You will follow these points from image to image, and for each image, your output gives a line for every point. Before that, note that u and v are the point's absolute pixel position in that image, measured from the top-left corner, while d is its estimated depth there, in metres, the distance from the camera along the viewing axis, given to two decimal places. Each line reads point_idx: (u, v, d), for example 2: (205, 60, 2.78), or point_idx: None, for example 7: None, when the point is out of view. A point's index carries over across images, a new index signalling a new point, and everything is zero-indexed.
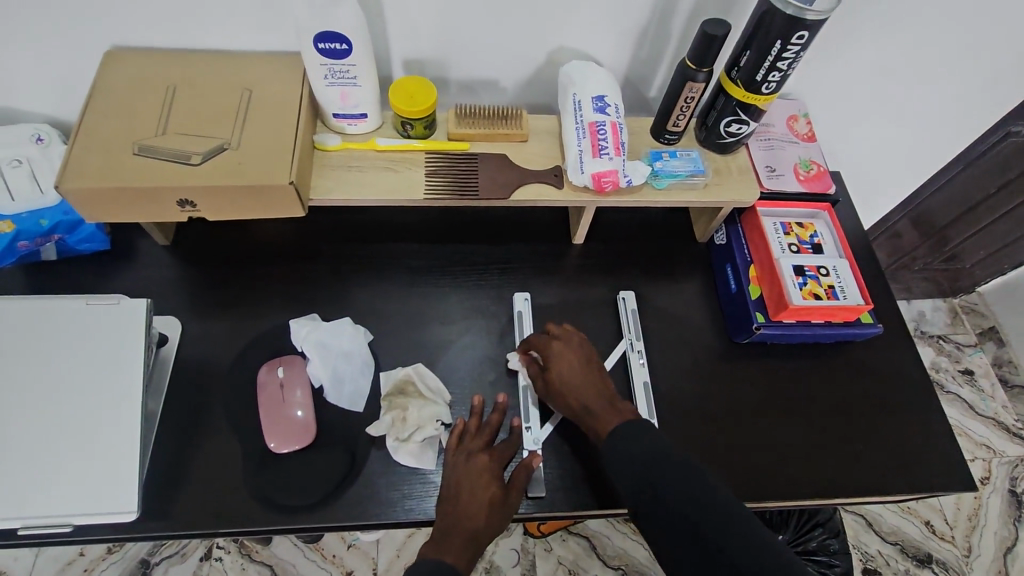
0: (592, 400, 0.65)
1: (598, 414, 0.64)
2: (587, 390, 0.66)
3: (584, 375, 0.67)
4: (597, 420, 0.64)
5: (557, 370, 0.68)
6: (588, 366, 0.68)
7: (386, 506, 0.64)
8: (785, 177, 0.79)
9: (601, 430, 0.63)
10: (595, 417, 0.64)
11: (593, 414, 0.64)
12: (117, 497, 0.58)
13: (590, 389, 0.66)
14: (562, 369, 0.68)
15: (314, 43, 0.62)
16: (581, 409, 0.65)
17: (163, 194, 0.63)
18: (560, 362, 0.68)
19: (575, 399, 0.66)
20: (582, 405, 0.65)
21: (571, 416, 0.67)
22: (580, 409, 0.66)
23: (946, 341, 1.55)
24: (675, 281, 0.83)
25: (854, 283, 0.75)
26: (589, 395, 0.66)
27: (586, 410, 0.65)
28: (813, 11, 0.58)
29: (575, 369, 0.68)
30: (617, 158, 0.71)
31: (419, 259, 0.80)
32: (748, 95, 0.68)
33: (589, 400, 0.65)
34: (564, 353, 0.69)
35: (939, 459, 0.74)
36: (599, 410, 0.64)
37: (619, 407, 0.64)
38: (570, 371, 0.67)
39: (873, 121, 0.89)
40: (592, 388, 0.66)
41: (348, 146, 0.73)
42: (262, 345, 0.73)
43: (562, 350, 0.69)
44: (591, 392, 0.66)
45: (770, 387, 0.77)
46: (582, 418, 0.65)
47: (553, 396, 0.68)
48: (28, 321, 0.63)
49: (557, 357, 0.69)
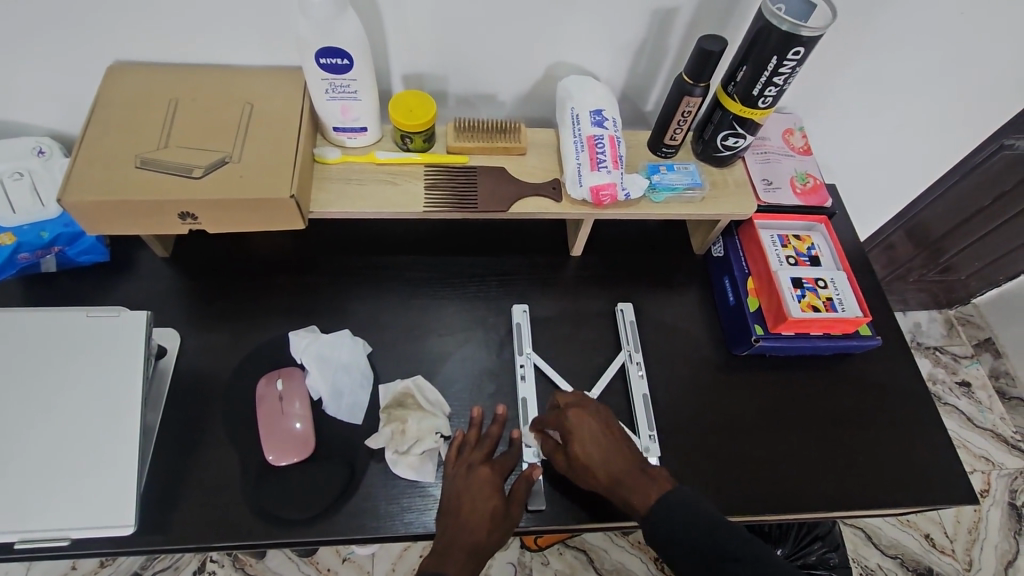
0: (621, 471, 0.62)
1: (632, 486, 0.61)
2: (614, 462, 0.62)
3: (607, 443, 0.64)
4: (632, 493, 0.60)
5: (578, 444, 0.64)
6: (609, 431, 0.65)
7: (385, 519, 0.64)
8: (782, 190, 0.80)
9: (638, 506, 0.60)
10: (630, 491, 0.60)
11: (626, 487, 0.61)
12: (115, 511, 0.58)
13: (617, 458, 0.63)
14: (584, 443, 0.64)
15: (316, 58, 0.63)
16: (612, 480, 0.62)
17: (165, 207, 0.63)
18: (580, 436, 0.64)
19: (604, 473, 0.62)
20: (614, 477, 0.62)
21: (603, 491, 0.63)
22: (611, 484, 0.62)
23: (943, 353, 1.55)
24: (673, 293, 0.83)
25: (852, 294, 0.75)
26: (617, 464, 0.62)
27: (618, 483, 0.61)
28: (808, 27, 0.59)
29: (597, 438, 0.64)
30: (615, 171, 0.71)
31: (418, 271, 0.80)
32: (745, 110, 0.69)
33: (618, 471, 0.62)
34: (582, 424, 0.65)
35: (938, 471, 0.75)
36: (632, 483, 0.61)
37: (652, 476, 0.61)
38: (592, 442, 0.64)
39: (868, 134, 0.90)
40: (619, 458, 0.63)
41: (348, 159, 0.74)
42: (260, 357, 0.73)
43: (578, 420, 0.65)
44: (620, 462, 0.62)
45: (769, 399, 0.77)
46: (615, 493, 0.62)
47: (579, 473, 0.64)
48: (28, 334, 0.63)
49: (576, 430, 0.65)
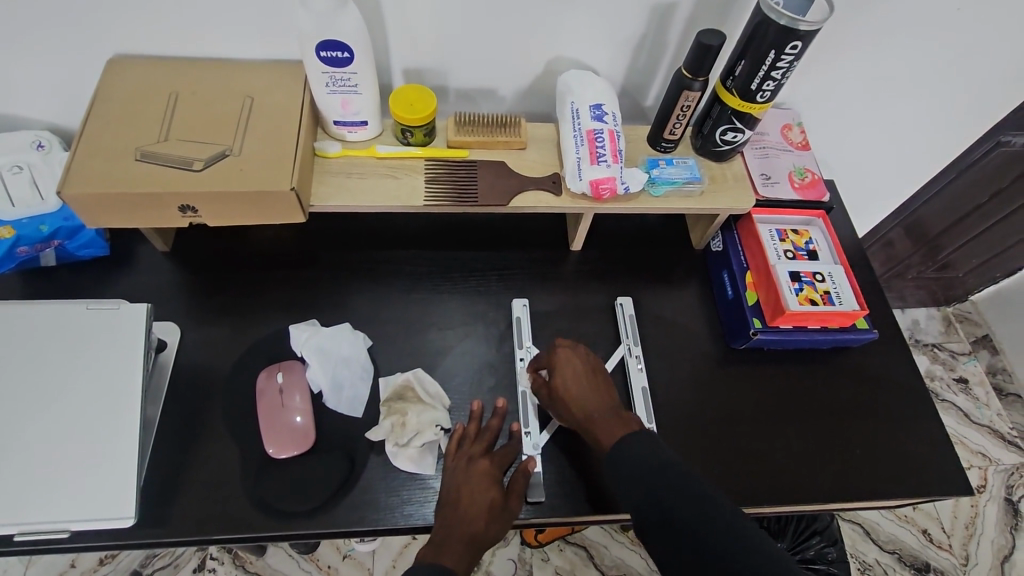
0: (596, 409, 0.65)
1: (601, 422, 0.63)
2: (592, 401, 0.65)
3: (587, 383, 0.67)
4: (599, 429, 0.63)
5: (561, 378, 0.68)
6: (593, 376, 0.68)
7: (385, 511, 0.64)
8: (780, 184, 0.80)
9: (604, 441, 0.62)
10: (598, 426, 0.63)
11: (596, 423, 0.64)
12: (115, 503, 0.58)
13: (594, 398, 0.66)
14: (566, 376, 0.67)
15: (316, 51, 0.63)
16: (584, 416, 0.65)
17: (166, 200, 0.63)
18: (565, 373, 0.68)
19: (579, 408, 0.65)
20: (586, 415, 0.65)
21: (574, 426, 0.66)
22: (585, 420, 0.65)
23: (940, 349, 1.56)
24: (672, 287, 0.84)
25: (850, 288, 0.76)
26: (592, 404, 0.65)
27: (591, 419, 0.64)
28: (806, 21, 0.60)
29: (579, 377, 0.67)
30: (615, 165, 0.72)
31: (418, 265, 0.81)
32: (743, 104, 0.70)
33: (593, 409, 0.65)
34: (570, 363, 0.68)
35: (936, 464, 0.75)
36: (603, 420, 0.63)
37: (625, 419, 0.63)
38: (574, 379, 0.67)
39: (866, 129, 0.90)
40: (597, 399, 0.66)
41: (348, 153, 0.74)
42: (260, 350, 0.73)
43: (566, 358, 0.69)
44: (596, 402, 0.65)
45: (767, 393, 0.77)
46: (584, 428, 0.64)
47: (558, 406, 0.67)
48: (27, 326, 0.63)
49: (563, 367, 0.68)
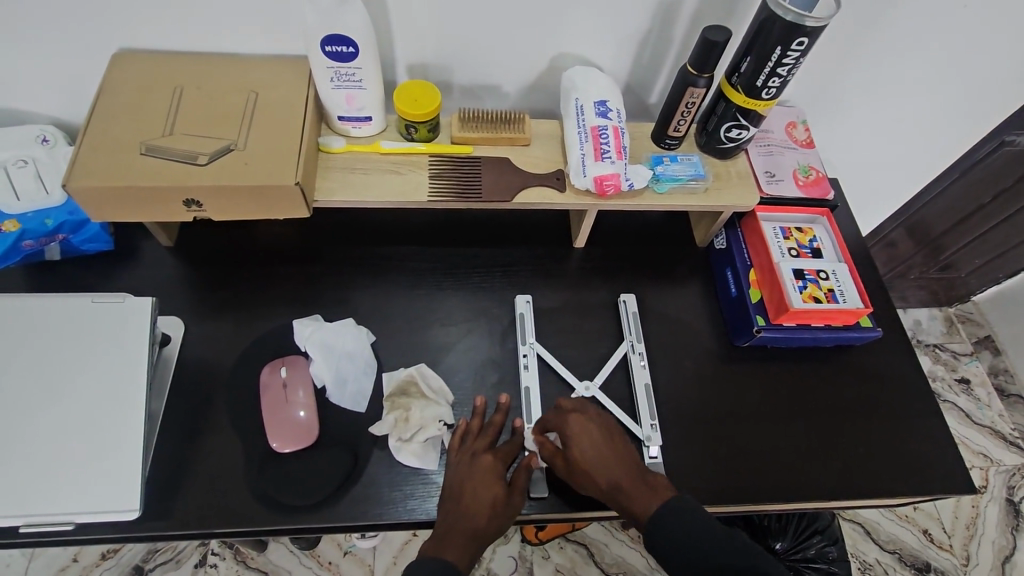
0: (622, 476, 0.61)
1: (633, 495, 0.59)
2: (615, 466, 0.61)
3: (607, 449, 0.63)
4: (633, 500, 0.59)
5: (577, 447, 0.63)
6: (610, 438, 0.64)
7: (388, 506, 0.64)
8: (785, 182, 0.80)
9: (639, 512, 0.58)
10: (631, 496, 0.59)
11: (625, 492, 0.60)
12: (120, 496, 0.58)
13: (616, 464, 0.62)
14: (583, 444, 0.63)
15: (321, 46, 0.63)
16: (611, 487, 0.61)
17: (170, 193, 0.63)
18: (581, 439, 0.63)
19: (604, 477, 0.61)
20: (614, 485, 0.60)
21: (604, 497, 0.61)
22: (612, 490, 0.61)
23: (942, 350, 1.56)
24: (676, 285, 0.84)
25: (853, 286, 0.75)
26: (616, 471, 0.61)
27: (619, 489, 0.60)
28: (812, 17, 0.60)
29: (596, 444, 0.63)
30: (619, 161, 0.71)
31: (422, 262, 0.81)
32: (748, 101, 0.70)
33: (618, 476, 0.61)
34: (584, 427, 0.64)
35: (939, 463, 0.75)
36: (632, 488, 0.60)
37: (653, 483, 0.60)
38: (592, 446, 0.63)
39: (871, 128, 0.90)
40: (619, 465, 0.62)
41: (352, 148, 0.74)
42: (264, 345, 0.73)
43: (578, 423, 0.64)
44: (621, 469, 0.61)
45: (770, 390, 0.77)
46: (615, 499, 0.60)
47: (578, 476, 0.63)
48: (32, 320, 0.63)
49: (578, 433, 0.64)
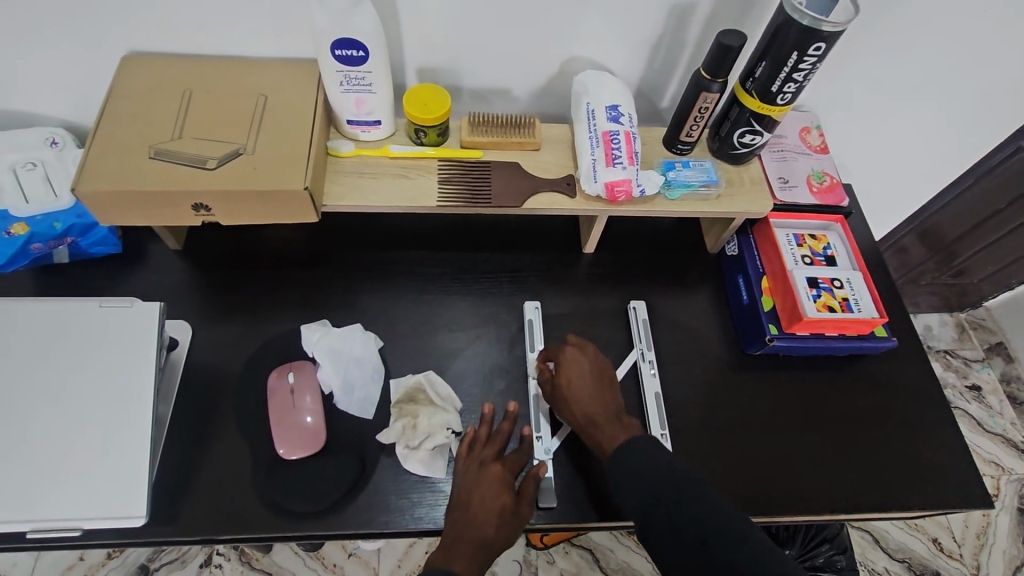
0: (599, 411, 0.65)
1: (603, 430, 0.64)
2: (597, 402, 0.66)
3: (593, 387, 0.67)
4: (602, 435, 0.64)
5: (567, 376, 0.68)
6: (600, 376, 0.68)
7: (395, 514, 0.64)
8: (799, 188, 0.79)
9: (605, 445, 0.63)
10: (602, 430, 0.64)
11: (598, 426, 0.65)
12: (127, 502, 0.58)
13: (597, 402, 0.66)
14: (572, 376, 0.68)
15: (331, 50, 0.62)
16: (586, 418, 0.65)
17: (179, 198, 0.63)
18: (572, 371, 0.68)
19: (582, 409, 0.66)
20: (589, 419, 0.65)
21: (576, 427, 0.66)
22: (586, 422, 0.65)
23: (953, 357, 1.54)
24: (686, 291, 0.83)
25: (868, 294, 0.74)
26: (595, 407, 0.66)
27: (593, 421, 0.65)
28: (829, 22, 0.59)
29: (585, 378, 0.68)
30: (631, 167, 0.70)
31: (429, 266, 0.80)
32: (763, 106, 0.68)
33: (596, 411, 0.65)
34: (579, 361, 0.69)
35: (954, 475, 0.74)
36: (606, 424, 0.64)
37: (626, 425, 0.65)
38: (579, 381, 0.67)
39: (885, 133, 0.89)
40: (601, 402, 0.66)
41: (361, 152, 0.73)
42: (272, 350, 0.73)
43: (573, 357, 0.69)
44: (601, 405, 0.66)
45: (782, 399, 0.76)
46: (587, 430, 0.65)
47: (559, 403, 0.68)
48: (40, 323, 0.63)
49: (571, 365, 0.68)
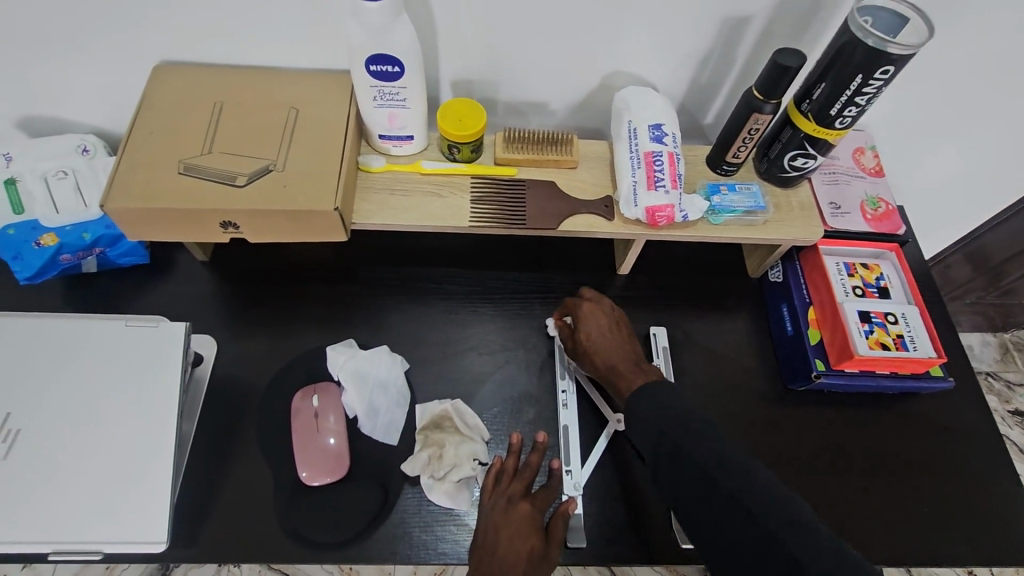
0: (619, 360, 0.66)
1: (625, 377, 0.64)
2: (615, 351, 0.66)
3: (613, 337, 0.67)
4: (622, 381, 0.64)
5: (585, 330, 0.68)
6: (617, 326, 0.69)
7: (419, 548, 0.62)
8: (851, 215, 0.74)
9: (625, 391, 0.63)
10: (621, 377, 0.64)
11: (619, 374, 0.65)
12: (148, 527, 0.57)
13: (616, 350, 0.66)
14: (590, 329, 0.68)
15: (365, 65, 0.60)
16: (607, 367, 0.66)
17: (207, 215, 0.61)
18: (590, 324, 0.68)
19: (602, 359, 0.66)
20: (610, 368, 0.66)
21: (599, 377, 0.67)
22: (607, 371, 0.66)
23: (995, 379, 1.47)
24: (725, 318, 0.79)
25: (924, 332, 0.70)
26: (614, 354, 0.66)
27: (612, 369, 0.65)
28: (897, 44, 0.54)
29: (604, 330, 0.68)
30: (674, 191, 0.67)
31: (458, 285, 0.78)
32: (818, 130, 0.64)
33: (615, 360, 0.66)
34: (594, 313, 0.69)
35: (1009, 526, 0.69)
36: (626, 372, 0.64)
37: (645, 370, 0.65)
38: (599, 333, 0.68)
39: (943, 154, 0.83)
40: (621, 351, 0.66)
41: (392, 168, 0.71)
42: (296, 369, 0.71)
43: (590, 311, 0.69)
44: (619, 353, 0.66)
45: (825, 438, 0.72)
46: (609, 379, 0.65)
47: (582, 357, 0.68)
48: (67, 339, 0.62)
49: (587, 318, 0.69)
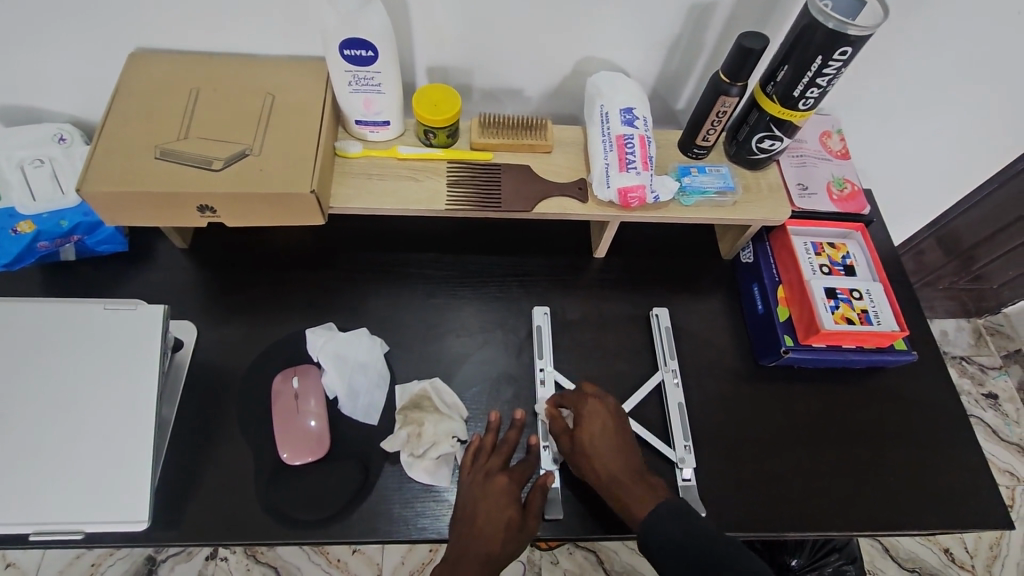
0: (622, 470, 0.62)
1: (629, 487, 0.61)
2: (618, 459, 0.63)
3: (616, 441, 0.64)
4: (628, 496, 0.60)
5: (587, 430, 0.64)
6: (620, 431, 0.65)
7: (399, 524, 0.63)
8: (818, 196, 0.77)
9: (633, 511, 0.59)
10: (627, 491, 0.60)
11: (623, 487, 0.61)
12: (129, 505, 0.57)
13: (620, 459, 0.63)
14: (593, 432, 0.64)
15: (340, 49, 0.61)
16: (610, 478, 0.62)
17: (184, 199, 0.62)
18: (592, 426, 0.64)
19: (604, 466, 0.62)
20: (612, 475, 0.62)
21: (598, 487, 0.62)
22: (610, 483, 0.62)
23: (969, 363, 1.51)
24: (699, 298, 0.81)
25: (888, 307, 0.72)
26: (618, 464, 0.62)
27: (617, 482, 0.61)
28: (855, 26, 0.56)
29: (606, 431, 0.64)
30: (645, 172, 0.69)
31: (438, 269, 0.79)
32: (783, 111, 0.66)
33: (619, 470, 0.62)
34: (597, 413, 0.65)
35: (971, 495, 0.72)
36: (632, 486, 0.61)
37: (652, 485, 0.61)
38: (601, 434, 0.64)
39: (909, 138, 0.86)
40: (622, 458, 0.63)
41: (369, 153, 0.72)
42: (276, 353, 0.72)
43: (593, 408, 0.66)
44: (622, 462, 0.62)
45: (795, 413, 0.74)
46: (611, 490, 0.61)
47: (579, 460, 0.64)
48: (43, 324, 0.62)
49: (590, 418, 0.65)
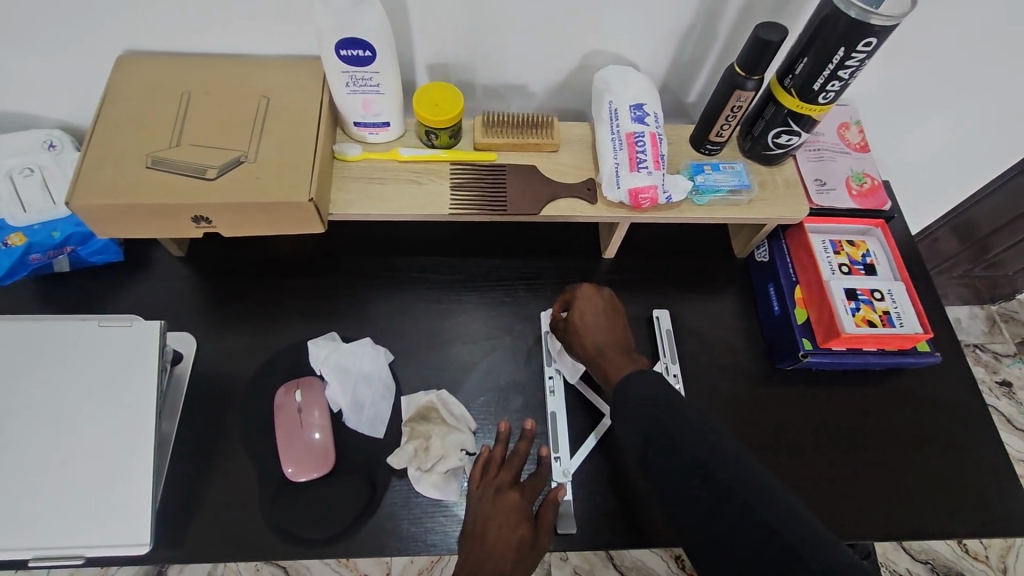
0: (609, 345, 0.64)
1: (612, 359, 0.63)
2: (607, 337, 0.65)
3: (606, 321, 0.66)
4: (610, 367, 0.63)
5: (579, 311, 0.67)
6: (612, 313, 0.67)
7: (408, 541, 0.62)
8: (837, 192, 0.74)
9: (612, 378, 0.62)
10: (610, 362, 0.63)
11: (607, 359, 0.64)
12: (130, 527, 0.56)
13: (609, 337, 0.65)
14: (584, 313, 0.67)
15: (335, 49, 0.58)
16: (597, 351, 0.64)
17: (177, 210, 0.59)
18: (585, 307, 0.67)
19: (592, 341, 0.65)
20: (597, 348, 0.65)
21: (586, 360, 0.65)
22: (596, 355, 0.64)
23: (982, 351, 1.48)
24: (712, 299, 0.78)
25: (911, 309, 0.70)
26: (606, 340, 0.65)
27: (602, 354, 0.64)
28: (880, 16, 0.53)
29: (598, 312, 0.67)
30: (657, 172, 0.66)
31: (442, 273, 0.76)
32: (802, 105, 0.63)
33: (606, 344, 0.65)
34: (591, 297, 0.68)
35: (996, 500, 0.69)
36: (616, 358, 0.63)
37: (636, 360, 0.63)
38: (592, 314, 0.67)
39: (930, 128, 0.82)
40: (612, 335, 0.65)
41: (369, 156, 0.69)
42: (277, 364, 0.70)
43: (586, 293, 0.68)
44: (610, 339, 0.65)
45: (813, 417, 0.72)
46: (596, 362, 0.64)
47: (571, 338, 0.67)
48: (36, 341, 0.60)
49: (583, 301, 0.68)
